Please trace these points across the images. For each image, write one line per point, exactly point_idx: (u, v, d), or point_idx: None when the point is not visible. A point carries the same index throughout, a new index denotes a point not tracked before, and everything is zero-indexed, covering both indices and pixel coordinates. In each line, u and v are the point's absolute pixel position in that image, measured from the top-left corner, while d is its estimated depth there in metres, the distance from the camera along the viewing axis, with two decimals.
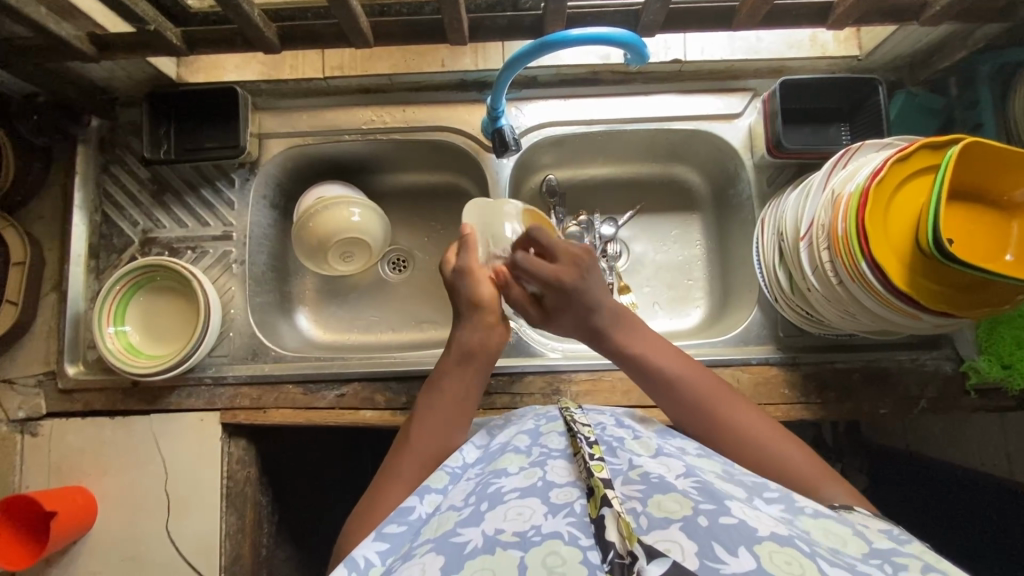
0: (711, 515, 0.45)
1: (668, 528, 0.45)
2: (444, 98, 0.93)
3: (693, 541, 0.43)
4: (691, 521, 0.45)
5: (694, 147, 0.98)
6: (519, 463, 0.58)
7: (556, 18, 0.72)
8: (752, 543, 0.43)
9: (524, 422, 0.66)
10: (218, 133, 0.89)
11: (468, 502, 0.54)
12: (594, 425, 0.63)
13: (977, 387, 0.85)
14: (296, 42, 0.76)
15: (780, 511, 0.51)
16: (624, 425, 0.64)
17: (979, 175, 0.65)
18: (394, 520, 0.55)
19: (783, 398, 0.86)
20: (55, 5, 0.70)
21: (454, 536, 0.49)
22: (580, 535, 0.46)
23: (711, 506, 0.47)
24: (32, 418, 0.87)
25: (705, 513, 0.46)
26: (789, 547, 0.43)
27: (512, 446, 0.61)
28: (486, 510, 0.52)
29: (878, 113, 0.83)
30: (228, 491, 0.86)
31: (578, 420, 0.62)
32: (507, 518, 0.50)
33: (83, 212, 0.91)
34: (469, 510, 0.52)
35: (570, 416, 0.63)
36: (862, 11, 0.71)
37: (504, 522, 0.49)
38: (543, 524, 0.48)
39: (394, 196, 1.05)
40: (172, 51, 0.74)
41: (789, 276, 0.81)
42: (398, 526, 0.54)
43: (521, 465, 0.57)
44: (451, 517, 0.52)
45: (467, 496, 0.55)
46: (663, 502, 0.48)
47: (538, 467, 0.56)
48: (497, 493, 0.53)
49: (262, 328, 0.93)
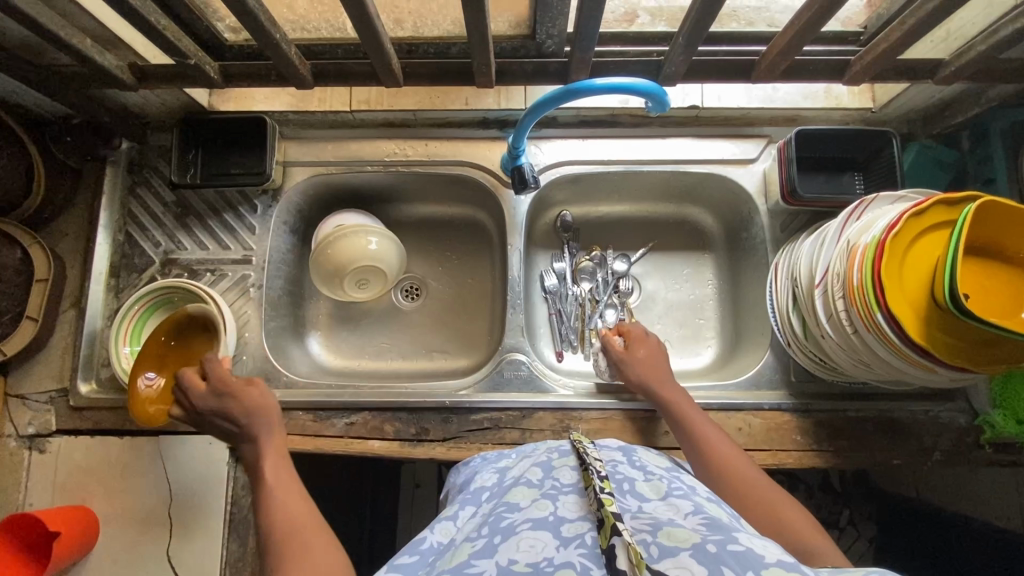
0: (720, 542, 0.46)
1: (678, 555, 0.45)
2: (464, 134, 0.96)
3: (703, 566, 0.43)
4: (700, 548, 0.45)
5: (708, 189, 1.00)
6: (531, 496, 0.58)
7: (581, 67, 0.75)
8: (760, 568, 0.42)
9: (538, 456, 0.68)
10: (244, 160, 0.92)
11: (482, 534, 0.53)
12: (606, 461, 0.65)
13: (992, 441, 0.84)
14: (328, 78, 0.79)
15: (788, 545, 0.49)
16: (636, 462, 0.66)
17: (995, 234, 0.66)
18: (407, 552, 0.55)
19: (795, 444, 0.85)
20: (100, 37, 0.72)
21: (468, 567, 0.48)
22: (591, 565, 0.46)
23: (719, 536, 0.47)
24: (41, 434, 0.87)
25: (713, 541, 0.46)
26: (796, 572, 0.42)
27: (526, 479, 0.62)
28: (499, 542, 0.50)
29: (893, 164, 0.84)
30: (232, 517, 0.85)
31: (589, 453, 0.62)
32: (520, 549, 0.49)
33: (107, 232, 0.92)
34: (483, 542, 0.51)
35: (581, 448, 0.64)
36: (879, 69, 0.73)
37: (518, 552, 0.48)
38: (554, 556, 0.47)
39: (410, 226, 1.07)
40: (208, 83, 0.76)
41: (802, 323, 0.82)
42: (410, 556, 0.54)
43: (532, 498, 0.57)
44: (465, 549, 0.51)
45: (480, 528, 0.55)
46: (674, 532, 0.48)
47: (550, 501, 0.55)
48: (509, 525, 0.52)
49: (275, 353, 0.93)
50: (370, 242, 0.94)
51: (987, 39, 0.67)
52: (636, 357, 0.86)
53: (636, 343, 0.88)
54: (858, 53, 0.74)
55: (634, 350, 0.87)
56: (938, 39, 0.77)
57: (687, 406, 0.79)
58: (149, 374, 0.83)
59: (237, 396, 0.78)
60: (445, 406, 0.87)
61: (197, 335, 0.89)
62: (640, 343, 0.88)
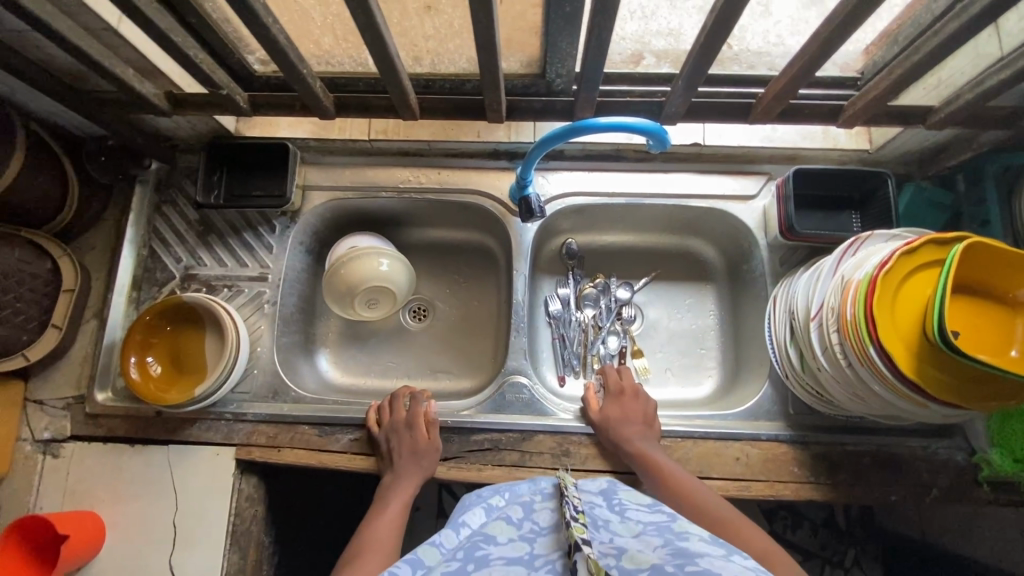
0: (678, 564, 0.50)
1: None
2: (476, 164, 1.00)
3: None
4: (658, 569, 0.50)
5: (710, 223, 1.03)
6: (509, 533, 0.60)
7: (586, 105, 0.80)
8: None
9: (519, 495, 0.68)
10: (266, 182, 0.96)
11: (456, 558, 0.56)
12: (584, 502, 0.67)
13: (990, 479, 0.84)
14: (348, 110, 0.84)
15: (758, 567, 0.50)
16: (615, 498, 0.67)
17: (984, 273, 0.67)
18: None
19: (792, 476, 0.86)
20: (140, 67, 0.78)
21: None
22: None
23: (680, 559, 0.51)
24: (55, 440, 0.90)
25: (674, 564, 0.50)
26: None
27: (505, 515, 0.64)
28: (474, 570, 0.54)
29: (888, 205, 0.87)
30: (234, 528, 0.87)
31: (568, 492, 0.64)
32: None
33: (132, 246, 0.97)
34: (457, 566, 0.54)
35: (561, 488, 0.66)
36: (871, 114, 0.76)
37: None
38: None
39: (421, 249, 1.11)
40: (237, 111, 0.81)
41: (800, 355, 0.84)
42: None
43: (510, 536, 0.60)
44: (440, 569, 0.54)
45: (456, 552, 0.57)
46: (636, 557, 0.53)
47: (528, 542, 0.59)
48: (484, 557, 0.55)
49: (284, 368, 0.96)
50: (381, 263, 0.98)
51: (974, 89, 0.70)
52: (614, 414, 0.86)
53: (612, 400, 0.89)
54: (851, 99, 0.77)
55: (608, 410, 0.87)
56: (929, 87, 0.81)
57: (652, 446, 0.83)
58: (133, 360, 0.87)
59: (421, 435, 0.85)
60: (447, 426, 0.88)
61: (186, 327, 0.92)
62: (615, 393, 0.90)
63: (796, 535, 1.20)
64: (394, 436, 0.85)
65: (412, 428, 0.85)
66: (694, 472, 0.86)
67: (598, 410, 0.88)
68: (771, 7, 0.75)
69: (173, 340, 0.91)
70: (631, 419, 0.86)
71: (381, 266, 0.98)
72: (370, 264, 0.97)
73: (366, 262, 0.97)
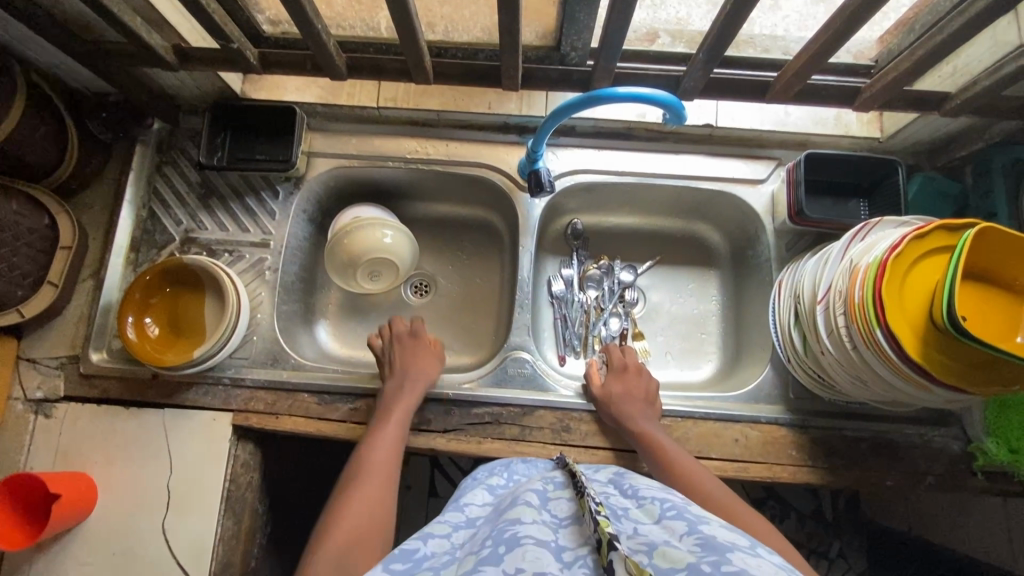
0: (714, 563, 0.45)
1: None
2: (486, 136, 0.99)
3: None
4: (695, 568, 0.45)
5: (717, 207, 1.02)
6: (532, 516, 0.56)
7: (604, 76, 0.79)
8: None
9: (532, 481, 0.66)
10: (271, 146, 0.95)
11: (485, 546, 0.53)
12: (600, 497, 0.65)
13: (984, 468, 0.85)
14: (361, 72, 0.82)
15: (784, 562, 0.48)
16: (631, 489, 0.65)
17: (993, 260, 0.68)
18: (399, 559, 0.53)
19: (790, 459, 0.86)
20: (149, 17, 0.75)
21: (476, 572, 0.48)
22: None
23: (714, 556, 0.46)
24: (48, 399, 0.89)
25: (709, 562, 0.46)
26: None
27: (523, 500, 0.60)
28: (503, 552, 0.50)
29: (897, 192, 0.87)
30: (229, 494, 0.86)
31: (585, 485, 0.61)
32: (527, 559, 0.49)
33: (131, 207, 0.95)
34: (486, 551, 0.51)
35: (578, 480, 0.63)
36: (888, 97, 0.76)
37: (524, 561, 0.48)
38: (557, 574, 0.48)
39: (426, 224, 1.10)
40: (246, 68, 0.79)
41: (803, 339, 0.84)
42: (403, 562, 0.53)
43: (535, 519, 0.56)
44: (470, 558, 0.51)
45: (483, 541, 0.54)
46: (667, 553, 0.48)
47: (551, 528, 0.55)
48: (513, 536, 0.52)
49: (284, 335, 0.95)
50: (385, 235, 0.97)
51: (992, 75, 0.70)
52: (616, 391, 0.86)
53: (613, 376, 0.89)
54: (869, 81, 0.77)
55: (609, 386, 0.87)
56: (945, 74, 0.81)
57: (654, 429, 0.82)
58: (131, 320, 0.85)
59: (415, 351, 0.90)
60: (448, 398, 0.88)
61: (185, 290, 0.91)
62: (618, 371, 0.90)
63: (784, 523, 1.21)
64: (396, 346, 0.90)
65: (416, 340, 0.92)
66: (694, 451, 0.86)
67: (601, 387, 0.87)
68: (781, 1, 0.78)
69: (171, 303, 0.90)
70: (633, 398, 0.85)
71: (385, 237, 0.97)
72: (373, 235, 0.96)
73: (369, 233, 0.96)
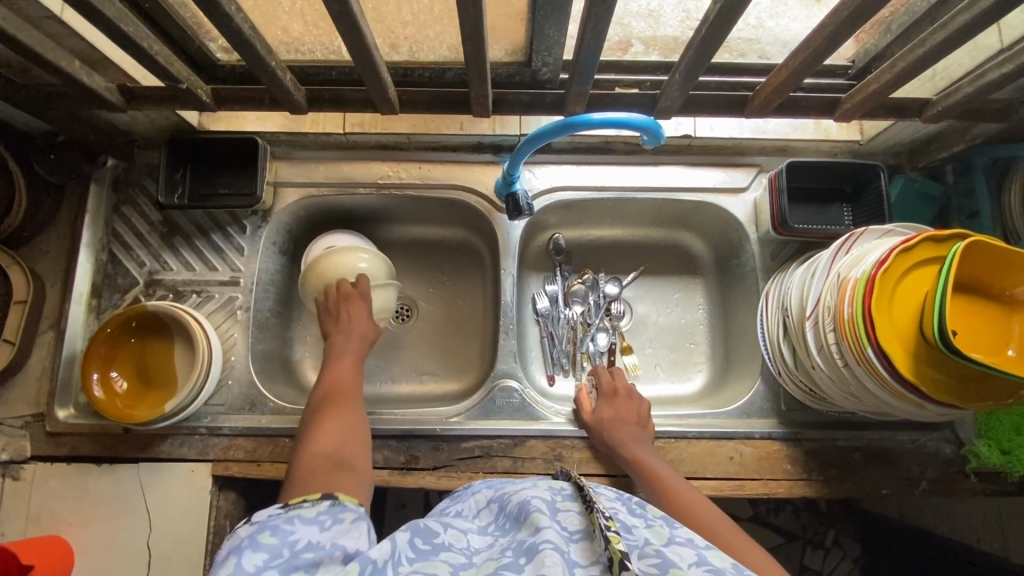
0: None
1: None
2: (459, 157, 0.95)
3: None
4: None
5: (700, 216, 1.00)
6: (542, 522, 0.53)
7: (577, 99, 0.76)
8: None
9: (539, 490, 0.61)
10: (234, 180, 0.90)
11: (507, 554, 0.51)
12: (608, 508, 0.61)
13: (977, 470, 0.85)
14: (323, 103, 0.78)
15: None
16: (637, 505, 0.61)
17: (981, 270, 0.66)
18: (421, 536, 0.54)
19: (785, 474, 0.85)
20: (89, 58, 0.70)
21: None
22: None
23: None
24: (14, 461, 0.83)
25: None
26: None
27: (534, 506, 0.56)
28: (523, 562, 0.48)
29: (880, 198, 0.86)
30: (214, 547, 0.83)
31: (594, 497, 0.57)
32: (547, 564, 0.46)
33: (90, 251, 0.90)
34: (506, 559, 0.50)
35: (587, 494, 0.58)
36: (868, 108, 0.74)
37: (546, 567, 0.46)
38: None
39: (403, 247, 1.06)
40: (199, 106, 0.75)
41: (793, 352, 0.83)
42: (424, 542, 0.53)
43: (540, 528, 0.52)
44: (489, 564, 0.50)
45: (505, 548, 0.52)
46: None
47: (561, 541, 0.51)
48: (533, 544, 0.50)
49: (260, 375, 0.91)
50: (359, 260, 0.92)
51: (973, 83, 0.68)
52: (609, 416, 0.84)
53: (604, 400, 0.87)
54: (848, 92, 0.75)
55: (601, 412, 0.85)
56: (924, 78, 0.79)
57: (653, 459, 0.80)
58: (96, 376, 0.81)
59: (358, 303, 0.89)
60: (436, 434, 0.85)
61: (153, 339, 0.87)
62: (609, 396, 0.87)
63: (781, 520, 1.22)
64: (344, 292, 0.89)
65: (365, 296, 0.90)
66: (688, 473, 0.85)
67: (592, 413, 0.86)
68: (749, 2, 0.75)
69: (139, 354, 0.86)
70: (626, 422, 0.84)
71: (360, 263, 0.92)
72: (344, 262, 0.91)
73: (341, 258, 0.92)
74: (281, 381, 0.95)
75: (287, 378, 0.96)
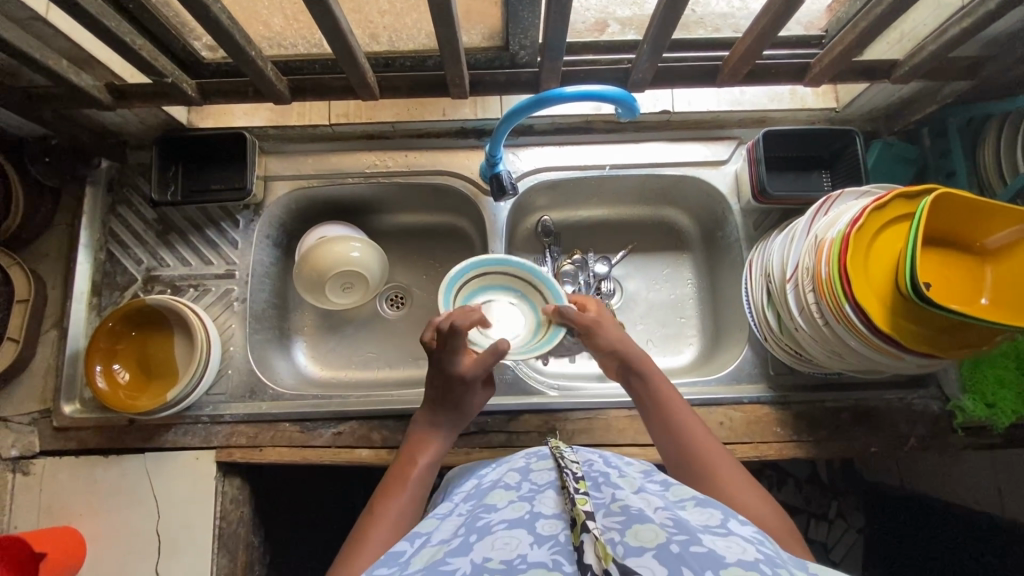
0: (683, 543, 0.46)
1: (642, 556, 0.45)
2: (445, 144, 0.98)
3: (665, 565, 0.43)
4: (664, 548, 0.45)
5: (684, 191, 1.02)
6: (508, 498, 0.57)
7: (551, 75, 0.78)
8: (721, 569, 0.43)
9: (516, 461, 0.67)
10: (224, 175, 0.92)
11: (457, 535, 0.53)
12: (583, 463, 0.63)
13: (964, 425, 0.87)
14: (306, 93, 0.81)
15: (752, 532, 0.50)
16: (613, 462, 0.64)
17: (950, 223, 0.68)
18: (385, 564, 0.51)
19: (775, 436, 0.87)
20: (76, 57, 0.73)
21: (443, 565, 0.48)
22: (564, 562, 0.45)
23: (684, 535, 0.47)
24: (24, 456, 0.86)
25: (677, 541, 0.46)
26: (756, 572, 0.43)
27: (503, 484, 0.61)
28: (475, 540, 0.50)
29: (857, 162, 0.87)
30: (221, 531, 0.85)
31: (566, 457, 0.61)
32: (494, 547, 0.48)
33: (88, 250, 0.92)
34: (458, 541, 0.51)
35: (559, 453, 0.62)
36: (837, 71, 0.76)
37: (491, 550, 0.48)
38: (528, 554, 0.47)
39: (394, 236, 1.08)
40: (185, 100, 0.77)
41: (777, 317, 0.84)
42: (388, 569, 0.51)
43: (510, 500, 0.56)
44: (441, 548, 0.51)
45: (457, 530, 0.54)
46: (640, 530, 0.47)
47: (527, 501, 0.55)
48: (485, 525, 0.52)
49: (259, 363, 0.93)
50: (353, 249, 0.95)
51: (936, 40, 0.70)
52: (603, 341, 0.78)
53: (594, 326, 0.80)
54: (817, 57, 0.77)
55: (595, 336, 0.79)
56: (892, 41, 0.81)
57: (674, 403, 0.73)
58: (99, 368, 0.83)
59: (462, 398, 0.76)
60: None
61: (152, 330, 0.89)
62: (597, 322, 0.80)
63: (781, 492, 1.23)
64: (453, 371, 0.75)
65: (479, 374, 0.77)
66: None
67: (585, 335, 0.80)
68: None
69: (139, 344, 0.88)
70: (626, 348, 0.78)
71: (354, 252, 0.95)
72: (338, 250, 0.94)
73: (335, 245, 0.95)
74: (278, 368, 0.97)
75: (284, 367, 0.98)
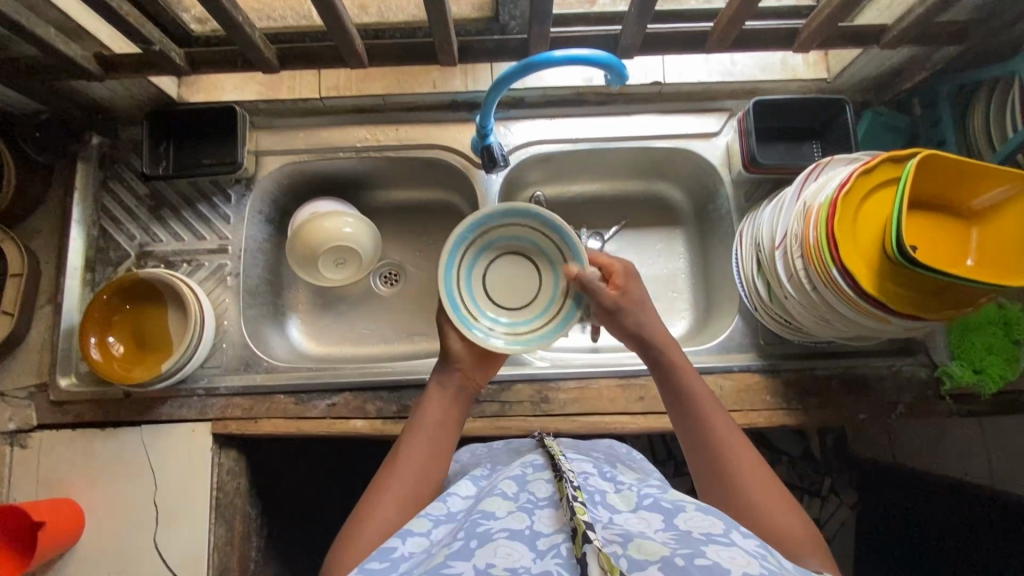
0: (688, 556, 0.46)
1: (647, 569, 0.45)
2: (435, 117, 0.97)
3: None
4: (669, 561, 0.45)
5: (675, 164, 1.02)
6: (507, 507, 0.56)
7: (539, 42, 0.78)
8: None
9: (511, 468, 0.65)
10: (216, 149, 0.92)
11: (456, 539, 0.52)
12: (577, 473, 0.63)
13: (952, 392, 0.88)
14: (294, 61, 0.80)
15: (754, 545, 0.50)
16: (608, 475, 0.64)
17: (936, 186, 0.69)
18: (376, 558, 0.53)
19: (765, 404, 0.88)
20: (64, 26, 0.72)
21: (445, 568, 0.47)
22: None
23: (687, 550, 0.47)
24: (22, 430, 0.87)
25: (682, 555, 0.46)
26: None
27: (500, 491, 0.59)
28: (474, 546, 0.50)
29: (847, 131, 0.88)
30: (218, 502, 0.87)
31: (563, 465, 0.61)
32: (497, 555, 0.48)
33: (81, 226, 0.92)
34: (458, 544, 0.51)
35: (556, 463, 0.62)
36: (825, 36, 0.76)
37: (495, 558, 0.48)
38: (531, 566, 0.47)
39: (387, 213, 1.08)
40: (173, 70, 0.77)
41: (767, 285, 0.85)
42: (380, 562, 0.52)
43: (509, 509, 0.55)
44: (441, 553, 0.51)
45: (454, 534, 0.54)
46: (645, 546, 0.48)
47: (526, 512, 0.54)
48: (485, 531, 0.51)
49: (254, 338, 0.94)
50: (345, 224, 0.96)
51: (924, 2, 0.70)
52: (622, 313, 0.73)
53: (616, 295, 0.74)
54: (805, 22, 0.77)
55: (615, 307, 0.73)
56: (882, 7, 0.81)
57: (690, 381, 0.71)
58: (94, 340, 0.84)
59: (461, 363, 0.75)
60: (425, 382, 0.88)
61: (146, 304, 0.89)
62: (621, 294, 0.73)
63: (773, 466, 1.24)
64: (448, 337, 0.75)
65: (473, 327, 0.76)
66: None
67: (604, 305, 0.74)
68: None
69: (133, 317, 0.89)
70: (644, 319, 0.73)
71: (347, 228, 0.96)
72: (331, 226, 0.95)
73: (328, 221, 0.95)
74: (272, 342, 0.97)
75: (279, 341, 0.99)
